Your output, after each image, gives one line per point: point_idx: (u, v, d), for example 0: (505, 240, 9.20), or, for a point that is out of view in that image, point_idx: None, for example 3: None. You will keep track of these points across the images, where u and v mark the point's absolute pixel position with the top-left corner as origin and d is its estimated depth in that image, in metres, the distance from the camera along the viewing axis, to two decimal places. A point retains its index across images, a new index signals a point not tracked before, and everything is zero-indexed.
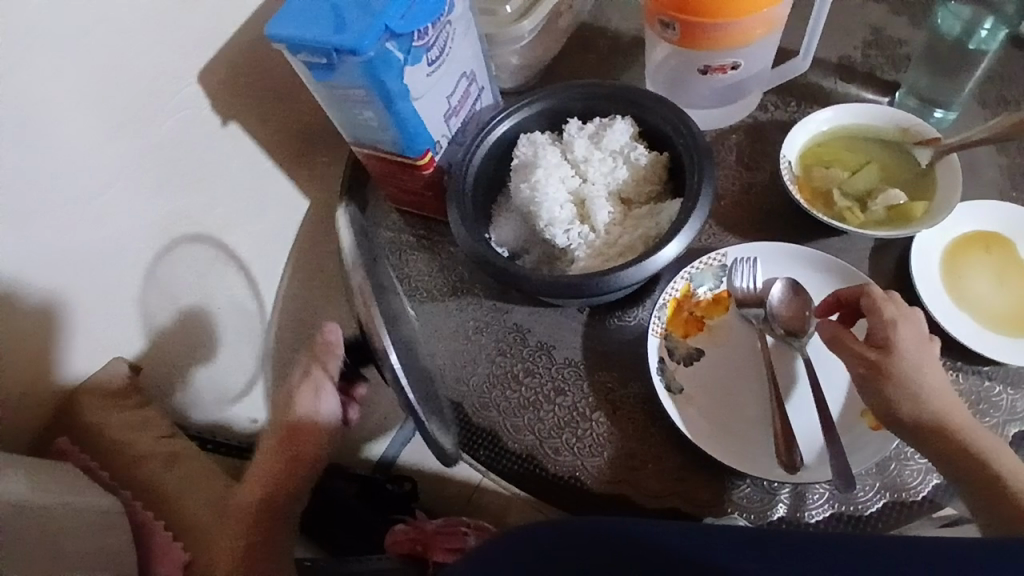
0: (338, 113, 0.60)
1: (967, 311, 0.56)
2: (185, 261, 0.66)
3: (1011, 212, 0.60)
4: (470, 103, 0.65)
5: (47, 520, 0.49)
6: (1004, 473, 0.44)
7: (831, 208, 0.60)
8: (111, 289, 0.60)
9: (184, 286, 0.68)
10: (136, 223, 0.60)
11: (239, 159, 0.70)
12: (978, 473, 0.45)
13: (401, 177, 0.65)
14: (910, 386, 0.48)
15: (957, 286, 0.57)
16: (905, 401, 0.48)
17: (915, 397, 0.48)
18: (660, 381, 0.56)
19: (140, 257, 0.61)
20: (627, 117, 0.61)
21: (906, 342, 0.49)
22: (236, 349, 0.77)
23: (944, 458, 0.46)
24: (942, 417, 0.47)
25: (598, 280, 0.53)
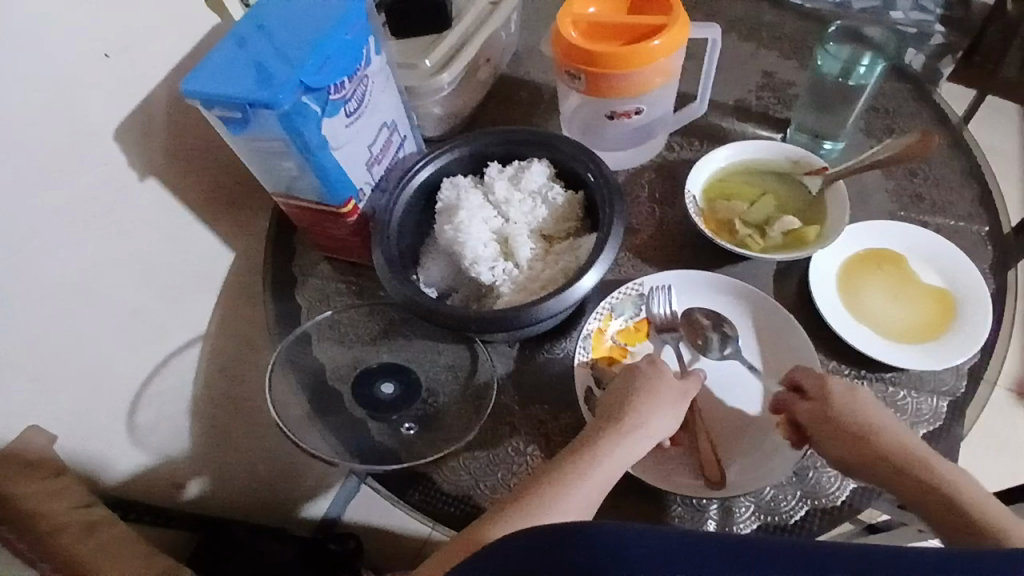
0: (258, 165, 0.61)
1: (854, 310, 0.62)
2: (103, 322, 0.65)
3: (905, 231, 0.66)
4: (393, 151, 0.67)
5: None
6: (964, 497, 0.46)
7: (735, 236, 0.65)
8: (26, 353, 0.57)
9: (102, 345, 0.65)
10: (47, 283, 0.58)
11: (163, 216, 0.69)
12: (936, 502, 0.47)
13: (325, 225, 0.66)
14: (860, 437, 0.51)
15: (852, 289, 0.63)
16: (859, 450, 0.51)
17: (864, 447, 0.51)
18: (588, 410, 0.57)
19: (53, 322, 0.59)
20: (545, 160, 0.65)
21: (838, 391, 0.53)
22: (162, 412, 0.75)
23: (902, 492, 0.49)
24: (894, 446, 0.50)
25: (523, 313, 0.55)
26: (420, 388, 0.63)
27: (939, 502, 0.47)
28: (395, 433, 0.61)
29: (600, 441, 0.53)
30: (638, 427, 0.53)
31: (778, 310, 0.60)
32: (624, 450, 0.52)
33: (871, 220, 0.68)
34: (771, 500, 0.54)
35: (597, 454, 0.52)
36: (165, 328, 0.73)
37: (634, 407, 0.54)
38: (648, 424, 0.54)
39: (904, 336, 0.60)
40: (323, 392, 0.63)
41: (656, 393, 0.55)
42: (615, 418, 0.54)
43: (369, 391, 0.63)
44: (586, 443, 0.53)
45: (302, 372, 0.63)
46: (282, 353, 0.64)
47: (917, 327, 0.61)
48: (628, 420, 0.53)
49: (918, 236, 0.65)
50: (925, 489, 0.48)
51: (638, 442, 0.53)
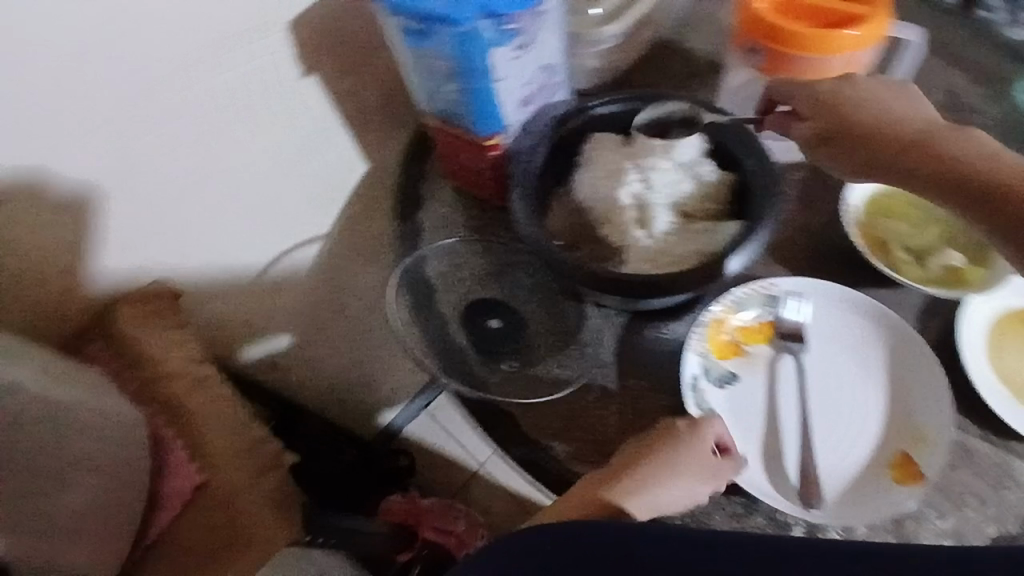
0: (418, 82, 0.62)
1: (999, 364, 0.56)
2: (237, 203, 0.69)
3: None
4: (545, 96, 0.65)
5: None
6: (1011, 175, 0.50)
7: (890, 259, 0.60)
8: None
9: None
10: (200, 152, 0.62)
11: (313, 115, 0.71)
12: (964, 179, 0.51)
13: (464, 154, 0.66)
14: (834, 99, 0.56)
15: (1004, 341, 0.57)
16: (835, 114, 0.56)
17: (880, 115, 0.55)
18: (692, 399, 0.55)
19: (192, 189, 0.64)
20: (702, 134, 0.62)
21: None
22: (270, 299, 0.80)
23: None
24: None
25: (648, 284, 0.55)
26: (523, 333, 0.64)
27: (976, 183, 0.50)
28: (492, 368, 0.63)
29: (641, 473, 0.52)
30: (684, 481, 0.51)
31: (919, 347, 0.56)
32: (663, 493, 0.52)
33: None
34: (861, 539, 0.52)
35: (638, 486, 0.51)
36: (289, 221, 0.76)
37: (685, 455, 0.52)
38: (695, 480, 0.51)
39: None
40: (431, 311, 0.67)
41: (704, 445, 0.52)
42: (660, 460, 0.52)
43: (476, 323, 0.65)
44: (627, 478, 0.52)
45: (417, 289, 0.67)
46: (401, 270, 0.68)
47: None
48: (673, 463, 0.51)
49: None
50: (981, 175, 0.51)
51: (678, 492, 0.51)
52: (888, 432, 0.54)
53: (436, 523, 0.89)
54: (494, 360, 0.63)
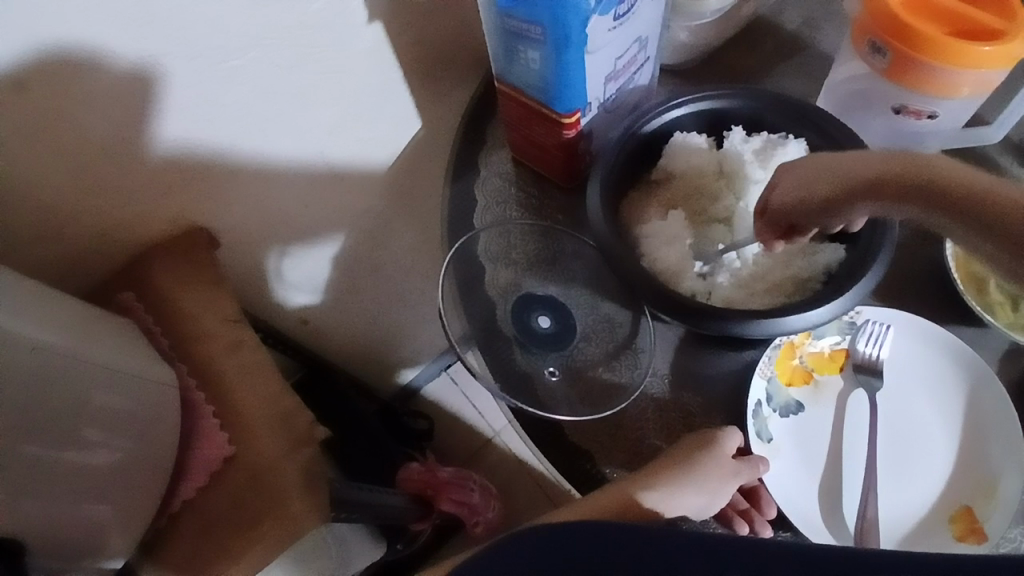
0: (499, 43, 0.55)
1: None
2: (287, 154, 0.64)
3: None
4: (632, 71, 0.60)
5: (90, 377, 0.47)
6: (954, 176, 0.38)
7: (983, 298, 0.55)
8: None
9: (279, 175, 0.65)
10: (253, 98, 0.56)
11: (373, 64, 0.65)
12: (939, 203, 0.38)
13: (537, 131, 0.61)
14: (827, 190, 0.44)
15: None
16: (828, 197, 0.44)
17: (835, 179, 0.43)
18: (753, 426, 0.52)
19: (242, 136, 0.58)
20: (803, 140, 0.56)
21: None
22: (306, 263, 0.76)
23: None
24: None
25: (736, 316, 0.49)
26: (573, 333, 0.61)
27: (957, 196, 0.37)
28: (537, 369, 0.59)
29: (662, 482, 0.49)
30: (709, 486, 0.50)
31: (1006, 401, 0.51)
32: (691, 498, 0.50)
33: None
34: None
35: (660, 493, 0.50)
36: (337, 177, 0.71)
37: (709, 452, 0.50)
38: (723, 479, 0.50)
39: None
40: (478, 296, 0.62)
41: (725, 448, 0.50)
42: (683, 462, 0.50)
43: (525, 317, 0.61)
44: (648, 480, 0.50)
45: (464, 269, 0.63)
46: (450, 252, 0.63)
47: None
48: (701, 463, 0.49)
49: None
50: (908, 174, 0.40)
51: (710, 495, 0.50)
52: (953, 482, 0.51)
53: (454, 494, 0.90)
54: (533, 358, 0.59)
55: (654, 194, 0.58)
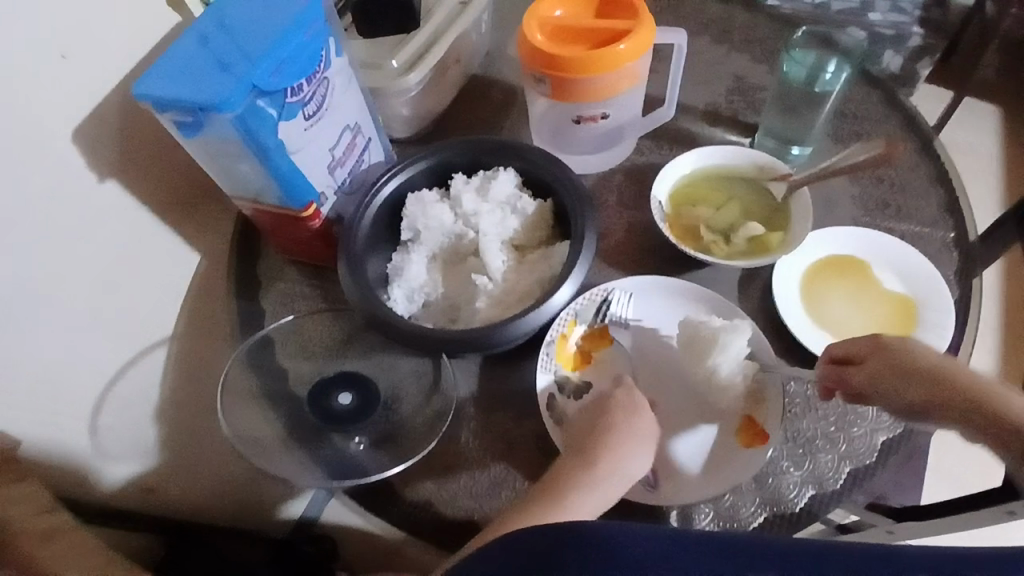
0: (217, 168, 0.59)
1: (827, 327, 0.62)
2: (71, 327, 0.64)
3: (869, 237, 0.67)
4: (357, 154, 0.65)
5: None
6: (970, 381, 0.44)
7: (699, 242, 0.65)
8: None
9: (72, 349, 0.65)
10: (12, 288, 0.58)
11: (116, 216, 0.67)
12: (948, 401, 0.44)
13: (288, 230, 0.65)
14: (871, 350, 0.49)
15: (821, 305, 0.64)
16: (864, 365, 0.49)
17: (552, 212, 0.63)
18: (548, 416, 0.58)
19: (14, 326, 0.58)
20: (512, 168, 0.64)
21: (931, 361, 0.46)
22: (132, 427, 0.75)
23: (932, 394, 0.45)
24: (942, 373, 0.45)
25: (493, 331, 0.55)
26: (377, 401, 0.62)
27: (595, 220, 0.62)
28: (354, 446, 0.60)
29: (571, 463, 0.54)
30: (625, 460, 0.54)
31: (739, 315, 0.61)
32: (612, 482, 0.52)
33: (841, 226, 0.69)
34: (730, 507, 0.55)
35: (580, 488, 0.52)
36: (130, 331, 0.72)
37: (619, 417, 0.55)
38: (636, 443, 0.54)
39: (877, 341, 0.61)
40: (278, 396, 0.62)
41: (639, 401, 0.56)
42: (599, 438, 0.54)
43: (323, 399, 0.62)
44: (576, 471, 0.53)
45: (260, 375, 0.63)
46: (238, 359, 0.63)
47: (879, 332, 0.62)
48: (609, 429, 0.54)
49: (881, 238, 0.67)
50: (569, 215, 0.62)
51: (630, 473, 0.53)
52: (733, 400, 0.58)
53: None
54: (341, 440, 0.60)
55: (410, 250, 0.64)
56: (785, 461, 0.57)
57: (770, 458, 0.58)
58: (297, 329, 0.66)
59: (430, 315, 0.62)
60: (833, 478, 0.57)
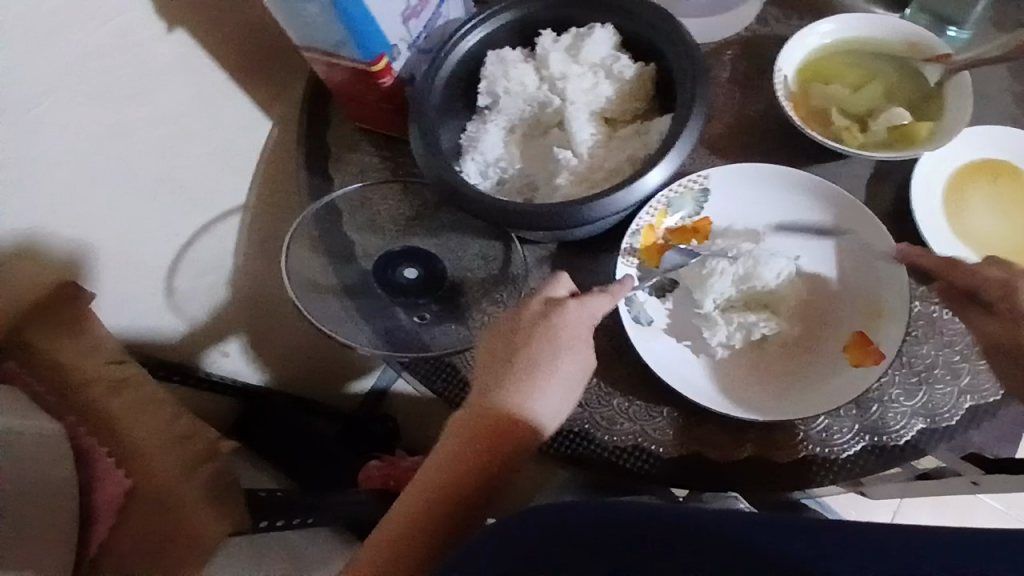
0: (282, 10, 0.53)
1: (945, 200, 0.54)
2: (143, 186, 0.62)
3: None
4: (434, 4, 0.58)
5: None
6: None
7: (829, 128, 0.55)
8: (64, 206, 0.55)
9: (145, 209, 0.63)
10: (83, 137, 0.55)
11: (188, 72, 0.63)
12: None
13: (358, 90, 0.60)
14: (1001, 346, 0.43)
15: (962, 184, 0.54)
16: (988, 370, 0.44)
17: (645, 87, 0.55)
18: (628, 312, 0.52)
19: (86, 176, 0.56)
20: (609, 25, 0.55)
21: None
22: (208, 292, 0.75)
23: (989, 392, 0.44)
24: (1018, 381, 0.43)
25: (577, 209, 0.48)
26: (443, 280, 0.59)
27: None
28: (420, 325, 0.57)
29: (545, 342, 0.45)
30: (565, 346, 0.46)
31: (865, 213, 0.52)
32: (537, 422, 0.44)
33: None
34: (822, 431, 0.49)
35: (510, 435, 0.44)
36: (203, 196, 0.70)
37: (555, 340, 0.45)
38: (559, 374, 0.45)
39: (975, 245, 0.52)
40: (344, 263, 0.59)
41: (571, 327, 0.46)
42: (516, 370, 0.45)
43: (389, 273, 0.59)
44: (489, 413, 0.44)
45: (327, 241, 0.60)
46: (306, 220, 0.61)
47: (992, 244, 0.52)
48: (533, 358, 0.45)
49: None
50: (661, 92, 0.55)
51: (553, 406, 0.45)
52: (843, 312, 0.51)
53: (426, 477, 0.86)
54: (403, 316, 0.57)
55: (487, 119, 0.57)
56: (896, 388, 0.50)
57: (879, 382, 0.50)
58: (358, 198, 0.62)
59: (506, 191, 0.56)
60: (949, 414, 0.49)
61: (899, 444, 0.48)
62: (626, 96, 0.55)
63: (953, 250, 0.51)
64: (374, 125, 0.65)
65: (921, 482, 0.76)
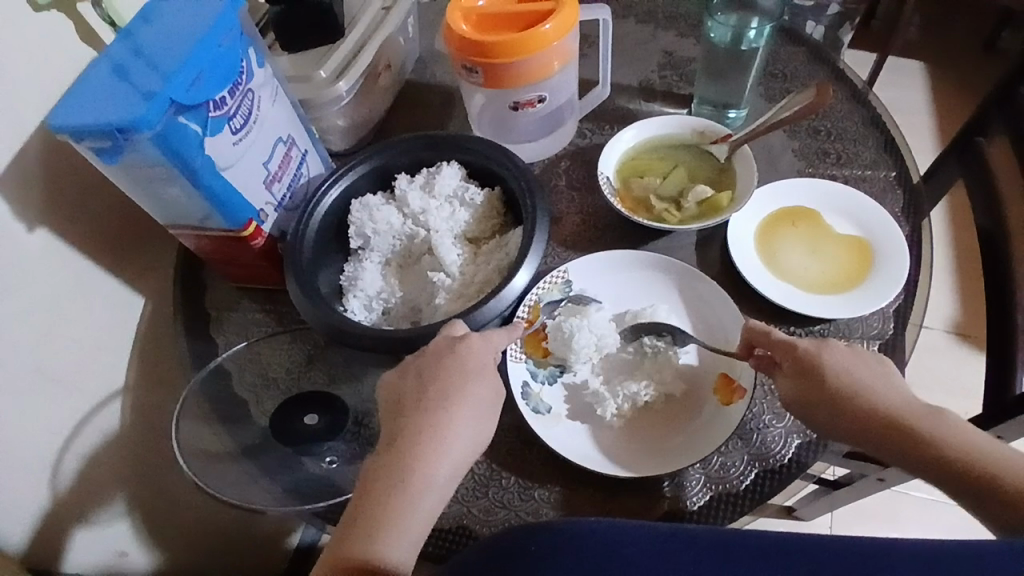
0: (145, 197, 0.57)
1: (762, 243, 0.65)
2: (15, 390, 0.59)
3: (893, 245, 0.63)
4: (294, 167, 0.63)
5: None
6: (1001, 466, 0.41)
7: (652, 211, 0.65)
8: None
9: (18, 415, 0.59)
10: None
11: (54, 268, 0.62)
12: (955, 468, 0.42)
13: (231, 254, 0.63)
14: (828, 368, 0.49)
15: (774, 229, 0.66)
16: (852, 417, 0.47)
17: (494, 208, 0.63)
18: (526, 404, 0.56)
19: None
20: (454, 161, 0.63)
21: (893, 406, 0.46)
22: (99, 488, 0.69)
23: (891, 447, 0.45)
24: (901, 427, 0.45)
25: (459, 322, 0.53)
26: (345, 419, 0.59)
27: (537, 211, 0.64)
28: (333, 468, 0.57)
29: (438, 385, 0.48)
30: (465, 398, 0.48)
31: (697, 276, 0.61)
32: (437, 467, 0.46)
33: (872, 210, 0.66)
34: (719, 469, 0.54)
35: (394, 516, 0.43)
36: (84, 386, 0.67)
37: (461, 372, 0.49)
38: (460, 414, 0.48)
39: (791, 278, 0.63)
40: (240, 427, 0.59)
41: (473, 363, 0.49)
42: (414, 422, 0.47)
43: (291, 424, 0.59)
44: (387, 473, 0.45)
45: (218, 407, 0.59)
46: (192, 392, 0.60)
47: (803, 276, 0.63)
48: (436, 400, 0.48)
49: (899, 250, 0.63)
50: (507, 209, 0.63)
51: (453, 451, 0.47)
52: (707, 360, 0.58)
53: None
54: (311, 464, 0.57)
55: (362, 258, 0.62)
56: (767, 415, 0.57)
57: (751, 414, 0.57)
58: (246, 358, 0.63)
59: (392, 321, 0.60)
60: None
61: (784, 464, 0.55)
62: (482, 219, 0.62)
63: (769, 282, 0.62)
64: (255, 283, 0.68)
65: (838, 489, 0.83)
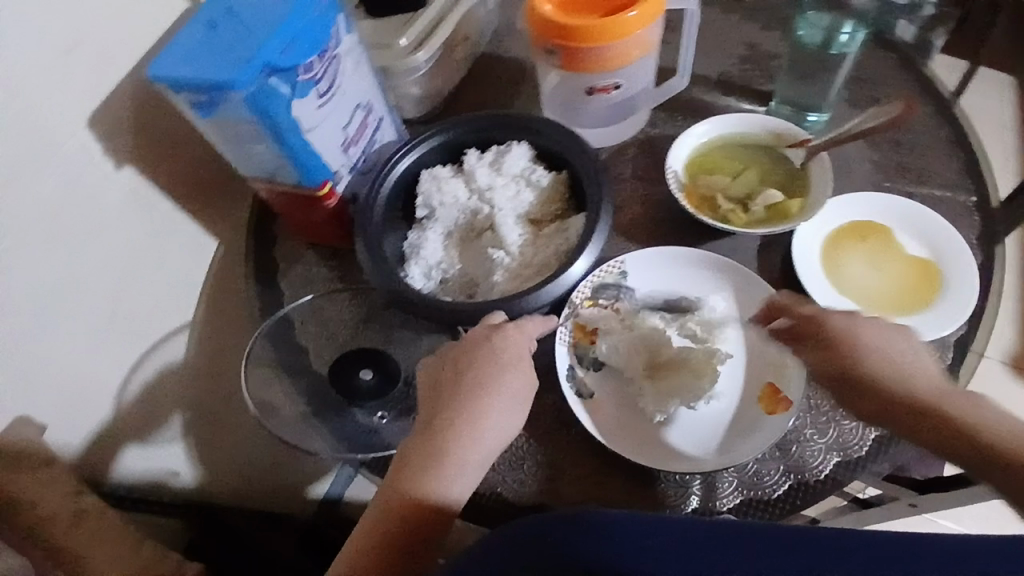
0: (231, 150, 0.60)
1: (827, 255, 0.64)
2: (95, 315, 0.64)
3: (963, 277, 0.61)
4: (370, 133, 0.65)
5: None
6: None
7: (716, 211, 0.65)
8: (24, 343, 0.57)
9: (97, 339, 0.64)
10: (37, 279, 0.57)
11: (138, 205, 0.66)
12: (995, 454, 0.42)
13: (303, 211, 0.65)
14: (847, 338, 0.50)
15: (840, 242, 0.65)
16: (879, 391, 0.48)
17: (558, 193, 0.63)
18: (570, 388, 0.58)
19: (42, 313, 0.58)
20: (524, 142, 0.64)
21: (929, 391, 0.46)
22: (163, 412, 0.75)
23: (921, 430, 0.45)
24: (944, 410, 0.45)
25: (515, 302, 0.55)
26: (396, 379, 0.62)
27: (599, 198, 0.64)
28: (381, 425, 0.60)
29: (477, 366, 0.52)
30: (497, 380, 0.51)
31: (755, 281, 0.61)
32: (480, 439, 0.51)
33: (950, 239, 0.63)
34: (753, 475, 0.55)
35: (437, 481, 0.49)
36: (155, 318, 0.72)
37: (495, 367, 0.52)
38: (496, 398, 0.51)
39: (851, 294, 0.61)
40: (299, 374, 0.62)
41: (508, 353, 0.52)
42: (455, 401, 0.51)
43: (346, 378, 0.61)
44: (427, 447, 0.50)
45: (281, 354, 0.63)
46: (259, 338, 0.64)
47: (865, 293, 0.61)
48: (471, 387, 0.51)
49: (971, 284, 0.60)
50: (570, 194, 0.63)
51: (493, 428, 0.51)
52: (755, 366, 0.58)
53: None
54: (361, 418, 0.60)
55: (425, 227, 0.64)
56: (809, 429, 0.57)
57: (793, 426, 0.57)
58: (310, 311, 0.66)
59: (449, 292, 0.62)
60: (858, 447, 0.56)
61: (820, 479, 0.55)
62: (546, 203, 0.63)
63: (828, 296, 0.61)
64: (321, 239, 0.71)
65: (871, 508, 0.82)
